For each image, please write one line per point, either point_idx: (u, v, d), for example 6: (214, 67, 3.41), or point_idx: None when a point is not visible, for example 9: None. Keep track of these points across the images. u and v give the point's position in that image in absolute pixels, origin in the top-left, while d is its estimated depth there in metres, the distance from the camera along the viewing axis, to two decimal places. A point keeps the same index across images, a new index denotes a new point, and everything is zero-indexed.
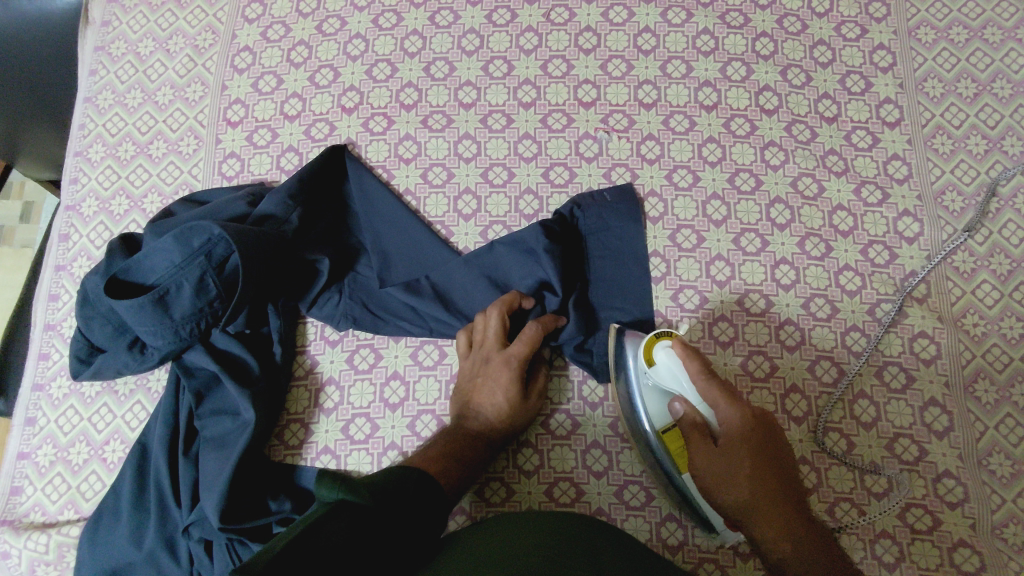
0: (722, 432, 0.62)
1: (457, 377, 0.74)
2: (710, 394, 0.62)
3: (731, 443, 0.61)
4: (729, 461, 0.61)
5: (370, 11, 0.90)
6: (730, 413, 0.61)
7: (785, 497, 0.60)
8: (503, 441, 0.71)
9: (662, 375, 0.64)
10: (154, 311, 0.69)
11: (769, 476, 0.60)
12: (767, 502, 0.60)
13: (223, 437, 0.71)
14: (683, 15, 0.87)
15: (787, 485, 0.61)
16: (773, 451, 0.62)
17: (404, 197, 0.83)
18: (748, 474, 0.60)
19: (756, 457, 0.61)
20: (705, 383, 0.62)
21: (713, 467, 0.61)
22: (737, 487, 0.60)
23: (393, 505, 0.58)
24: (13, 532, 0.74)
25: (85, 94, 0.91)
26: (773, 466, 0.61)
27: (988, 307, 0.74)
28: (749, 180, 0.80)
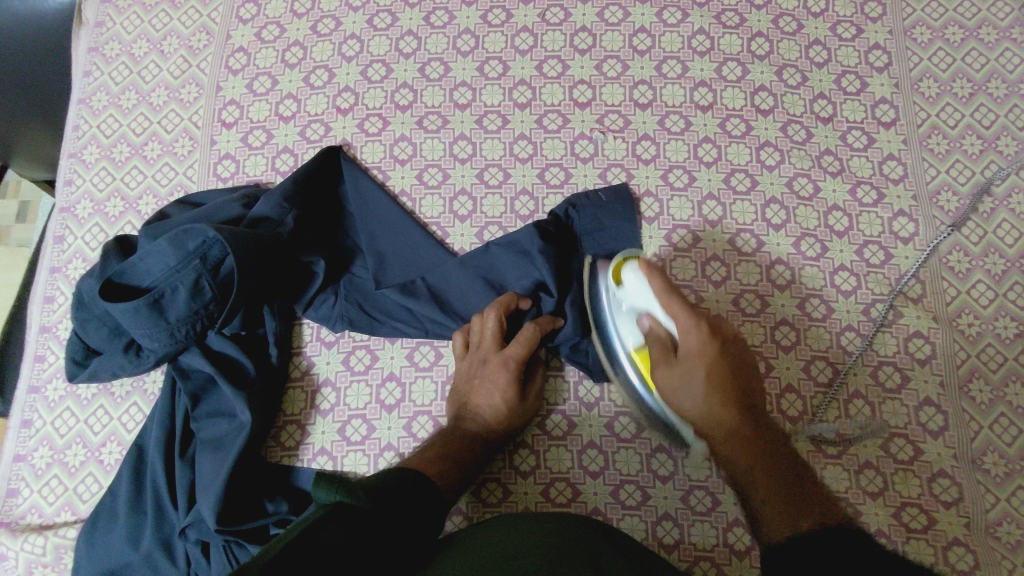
0: (683, 346, 0.65)
1: (454, 379, 0.74)
2: (672, 310, 0.65)
3: (690, 354, 0.64)
4: (688, 372, 0.64)
5: (365, 11, 0.90)
6: (690, 326, 0.64)
7: (740, 405, 0.63)
8: (500, 443, 0.71)
9: (630, 293, 0.68)
10: (149, 314, 0.69)
11: (727, 386, 0.64)
12: (723, 408, 0.63)
13: (219, 439, 0.71)
14: (678, 15, 0.87)
15: (744, 393, 0.64)
16: (731, 363, 0.65)
17: (400, 198, 0.83)
18: (704, 378, 0.63)
19: (715, 365, 0.64)
20: (667, 297, 0.65)
21: (674, 378, 0.64)
22: (694, 396, 0.64)
23: (391, 508, 0.59)
24: (10, 534, 0.74)
25: (79, 95, 0.91)
26: (731, 376, 0.64)
27: (983, 307, 0.74)
28: (745, 180, 0.80)
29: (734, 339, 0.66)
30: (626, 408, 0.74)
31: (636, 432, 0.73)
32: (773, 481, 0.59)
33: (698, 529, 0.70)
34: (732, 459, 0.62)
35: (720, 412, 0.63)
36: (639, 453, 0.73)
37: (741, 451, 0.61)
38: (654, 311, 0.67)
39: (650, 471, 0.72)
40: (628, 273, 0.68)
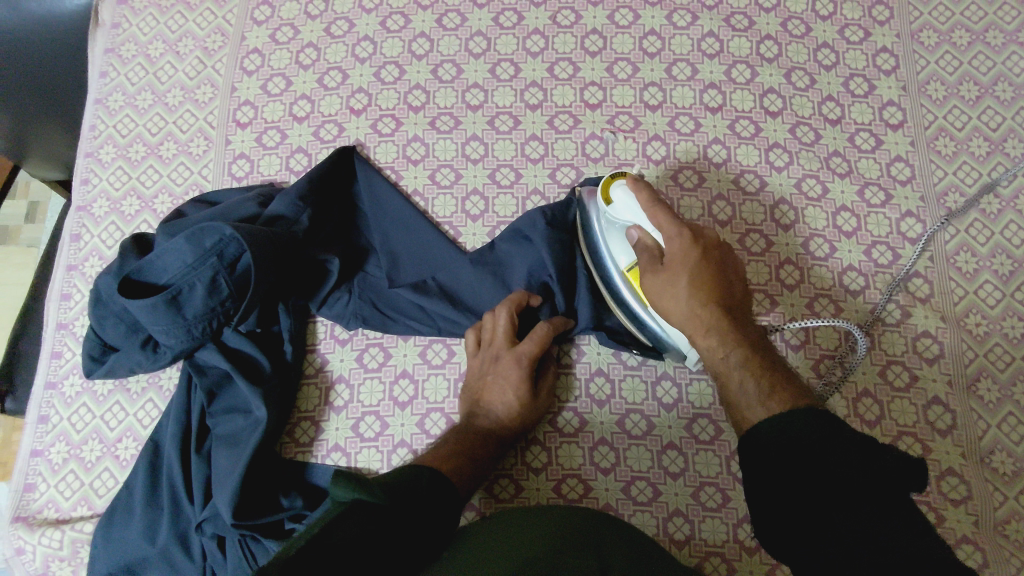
0: (668, 255, 0.65)
1: (467, 375, 0.75)
2: (657, 219, 0.66)
3: (676, 261, 0.64)
4: (672, 279, 0.64)
5: (378, 13, 0.91)
6: (673, 235, 0.65)
7: (726, 307, 0.63)
8: (513, 439, 0.72)
9: (619, 210, 0.70)
10: (167, 311, 0.70)
11: (712, 288, 0.64)
12: (708, 311, 0.63)
13: (235, 435, 0.72)
14: (688, 18, 0.88)
15: (730, 297, 0.64)
16: (717, 269, 0.65)
17: (413, 198, 0.84)
18: (688, 281, 0.64)
19: (699, 269, 0.64)
20: (652, 209, 0.66)
21: (661, 285, 0.65)
22: (678, 300, 0.64)
23: (409, 504, 0.59)
24: (28, 528, 0.75)
25: (95, 95, 0.92)
26: (718, 280, 0.64)
27: (991, 307, 0.75)
28: (754, 181, 0.81)
29: (721, 247, 0.67)
30: (637, 405, 0.75)
31: (647, 429, 0.74)
32: (750, 376, 0.59)
33: (709, 525, 0.71)
34: (716, 357, 0.62)
35: (706, 314, 0.63)
36: (649, 450, 0.73)
37: (724, 349, 0.62)
38: (642, 223, 0.68)
39: (661, 468, 0.73)
40: (617, 192, 0.70)
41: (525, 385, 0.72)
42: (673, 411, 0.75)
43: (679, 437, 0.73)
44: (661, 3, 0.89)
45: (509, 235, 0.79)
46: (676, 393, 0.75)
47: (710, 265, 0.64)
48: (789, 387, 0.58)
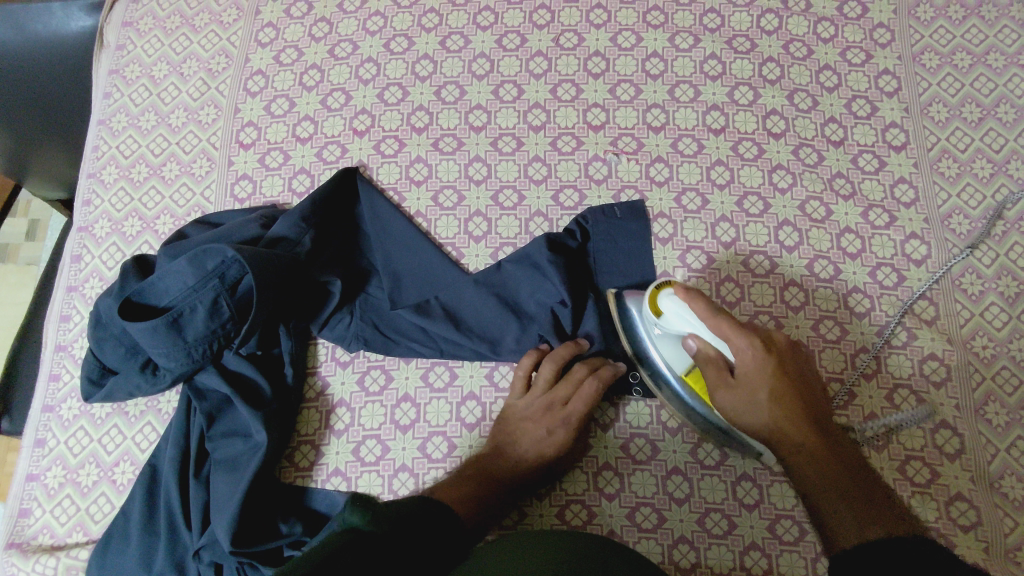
0: (740, 368, 0.63)
1: (507, 414, 0.74)
2: (723, 333, 0.62)
3: (750, 377, 0.62)
4: (749, 395, 0.63)
5: (382, 35, 0.92)
6: (745, 348, 0.62)
7: (809, 421, 0.62)
8: (536, 487, 0.71)
9: (672, 321, 0.66)
10: (167, 333, 0.69)
11: (793, 402, 0.62)
12: (794, 428, 0.61)
13: (235, 459, 0.71)
14: (690, 40, 0.88)
15: (810, 406, 0.63)
16: (793, 377, 0.63)
17: (415, 219, 0.83)
18: (769, 397, 0.62)
19: (777, 383, 0.62)
20: (715, 321, 0.62)
21: (736, 402, 0.63)
22: (759, 415, 0.62)
23: (409, 531, 0.57)
24: (22, 554, 0.74)
25: (99, 116, 0.92)
26: (796, 392, 0.63)
27: (997, 329, 0.75)
28: (758, 203, 0.81)
29: (792, 351, 0.65)
30: (641, 430, 0.74)
31: (651, 454, 0.73)
32: (841, 496, 0.59)
33: (714, 552, 0.69)
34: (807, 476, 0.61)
35: (791, 432, 0.61)
36: (654, 475, 0.72)
37: (811, 465, 0.60)
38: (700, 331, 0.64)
39: (665, 493, 0.72)
40: (666, 303, 0.66)
41: (566, 444, 0.71)
42: (678, 435, 0.74)
43: (684, 462, 0.72)
44: (663, 26, 0.89)
45: (514, 257, 0.78)
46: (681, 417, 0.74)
47: (786, 377, 0.62)
48: (884, 506, 0.58)
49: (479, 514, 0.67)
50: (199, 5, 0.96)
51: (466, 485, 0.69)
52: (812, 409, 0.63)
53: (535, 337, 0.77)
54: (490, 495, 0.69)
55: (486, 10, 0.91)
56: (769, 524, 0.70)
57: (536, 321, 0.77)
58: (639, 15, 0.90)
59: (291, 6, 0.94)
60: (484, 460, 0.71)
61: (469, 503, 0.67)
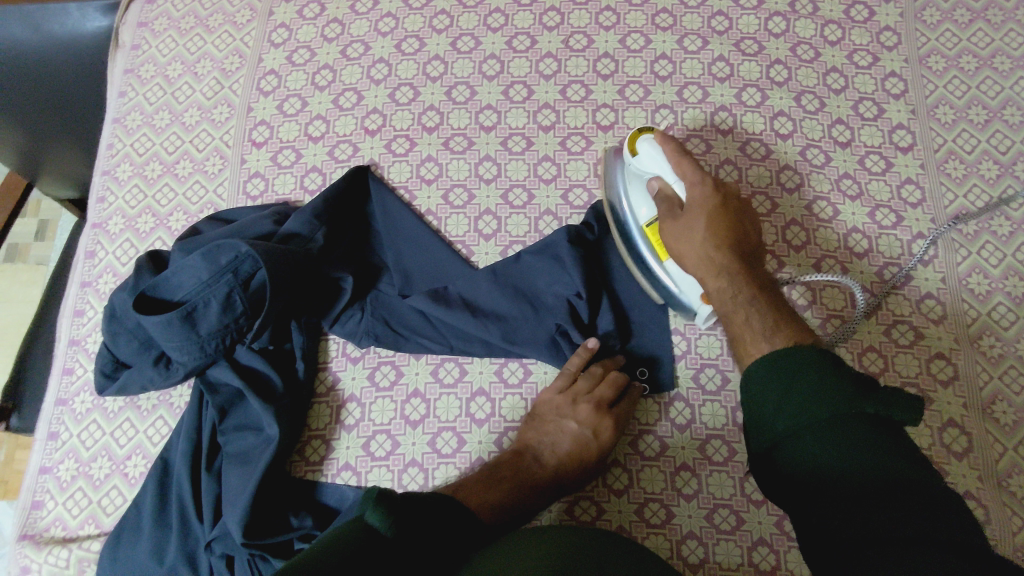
0: (689, 201, 0.68)
1: (546, 414, 0.74)
2: (681, 169, 0.69)
3: (696, 206, 0.67)
4: (690, 221, 0.67)
5: (394, 36, 0.93)
6: (697, 182, 0.68)
7: (738, 249, 0.65)
8: (569, 491, 0.71)
9: (646, 162, 0.72)
10: (181, 327, 0.70)
11: (727, 231, 0.66)
12: (724, 252, 0.65)
13: (247, 452, 0.72)
14: (699, 42, 0.89)
15: (745, 241, 0.66)
16: (734, 215, 0.67)
17: (426, 217, 0.84)
18: (706, 223, 0.66)
19: (717, 211, 0.66)
20: (679, 159, 0.69)
21: (678, 228, 0.67)
22: (694, 240, 0.66)
23: (430, 531, 0.56)
24: (34, 546, 0.74)
25: (113, 115, 0.94)
26: (732, 222, 0.67)
27: (1004, 328, 0.75)
28: (766, 203, 0.82)
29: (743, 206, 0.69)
30: (650, 426, 0.75)
31: (660, 450, 0.74)
32: (758, 316, 0.61)
33: (723, 548, 0.70)
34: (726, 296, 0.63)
35: (720, 256, 0.65)
36: (663, 471, 0.73)
37: (732, 285, 0.63)
38: (665, 175, 0.71)
39: (674, 489, 0.72)
40: (644, 144, 0.72)
41: (608, 447, 0.72)
42: (686, 431, 0.74)
43: (692, 458, 0.73)
44: (672, 28, 0.90)
45: (534, 248, 0.79)
46: (689, 414, 0.75)
47: (728, 211, 0.67)
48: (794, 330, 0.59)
49: (509, 517, 0.67)
50: (212, 6, 0.97)
51: (498, 489, 0.68)
52: (744, 241, 0.66)
53: (545, 333, 0.77)
54: (524, 497, 0.69)
55: (497, 12, 0.93)
56: (776, 520, 0.70)
57: (544, 318, 0.77)
58: (648, 17, 0.91)
59: (303, 7, 0.96)
60: (519, 460, 0.71)
61: (498, 505, 0.67)
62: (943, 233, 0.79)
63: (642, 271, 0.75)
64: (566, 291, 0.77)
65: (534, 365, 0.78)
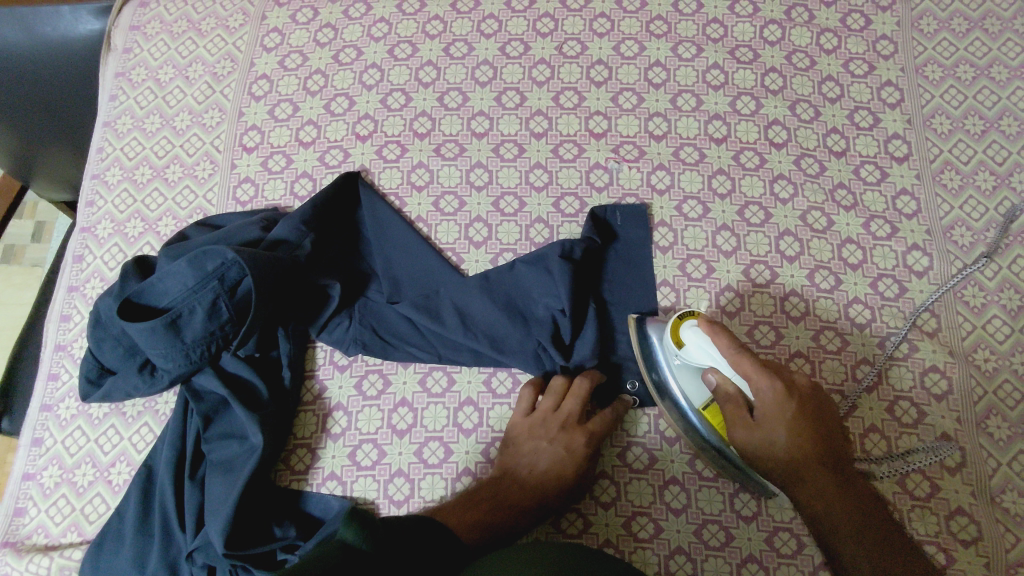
0: (760, 407, 0.64)
1: (517, 435, 0.73)
2: (744, 371, 0.63)
3: (770, 417, 0.64)
4: (766, 432, 0.64)
5: (387, 42, 0.92)
6: (764, 387, 0.63)
7: (823, 456, 0.63)
8: (553, 510, 0.70)
9: (693, 353, 0.67)
10: (165, 334, 0.70)
11: (810, 438, 0.63)
12: (811, 463, 0.63)
13: (231, 461, 0.71)
14: (693, 50, 0.89)
15: (826, 440, 0.64)
16: (811, 411, 0.64)
17: (416, 224, 0.84)
18: (786, 435, 0.63)
19: (795, 421, 0.63)
20: (738, 358, 0.63)
21: (756, 440, 0.64)
22: (776, 450, 0.64)
23: (398, 544, 0.58)
24: (15, 554, 0.74)
25: (104, 119, 0.93)
26: (812, 426, 0.64)
27: (999, 342, 0.74)
28: (759, 213, 0.81)
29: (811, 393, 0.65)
30: (639, 438, 0.74)
31: (649, 463, 0.73)
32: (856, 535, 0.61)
33: (711, 563, 0.69)
34: (824, 516, 0.62)
35: (806, 469, 0.63)
36: (651, 484, 0.72)
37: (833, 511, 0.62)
38: (719, 365, 0.65)
39: (663, 503, 0.71)
40: (689, 333, 0.67)
41: (585, 463, 0.70)
42: (676, 444, 0.73)
43: (681, 472, 0.72)
44: (666, 36, 0.90)
45: (528, 258, 0.78)
46: None
47: (806, 414, 0.64)
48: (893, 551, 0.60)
49: (491, 538, 0.67)
50: (205, 10, 0.97)
51: (476, 511, 0.68)
52: (827, 441, 0.64)
53: (533, 341, 0.76)
54: (504, 518, 0.68)
55: (490, 18, 0.92)
56: (766, 536, 0.69)
57: (533, 327, 0.76)
58: (643, 24, 0.90)
59: (296, 12, 0.95)
60: (495, 483, 0.70)
61: (478, 526, 0.67)
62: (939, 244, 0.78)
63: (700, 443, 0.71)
64: (554, 305, 0.76)
65: (522, 375, 0.77)
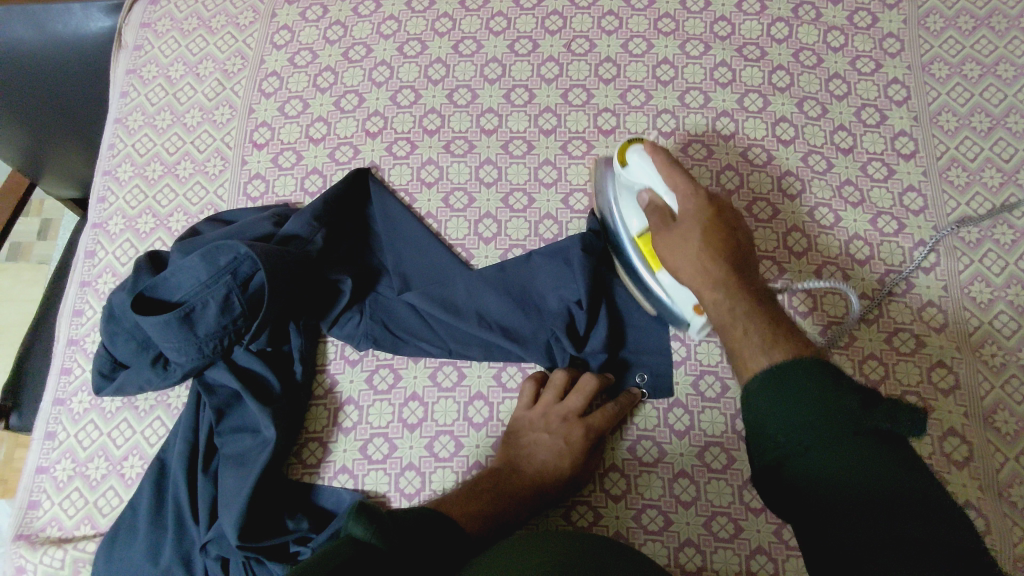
0: (682, 214, 0.67)
1: (518, 427, 0.73)
2: (672, 180, 0.69)
3: (688, 218, 0.66)
4: (683, 232, 0.66)
5: (396, 39, 0.93)
6: (686, 191, 0.68)
7: (735, 262, 0.64)
8: (555, 501, 0.71)
9: (636, 174, 0.72)
10: (179, 328, 0.70)
11: (722, 244, 0.64)
12: (721, 263, 0.64)
13: (243, 454, 0.72)
14: (701, 47, 0.89)
15: (738, 253, 0.65)
16: (728, 226, 0.66)
17: (426, 220, 0.84)
18: (700, 234, 0.65)
19: (711, 223, 0.65)
20: (669, 171, 0.69)
21: (672, 241, 0.66)
22: (688, 248, 0.65)
23: (413, 543, 0.58)
24: (30, 546, 0.74)
25: (115, 115, 0.94)
26: (727, 235, 0.65)
27: (1006, 337, 0.75)
28: (767, 209, 0.81)
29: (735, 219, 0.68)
30: (648, 431, 0.74)
31: (658, 457, 0.73)
32: (756, 326, 0.59)
33: (721, 556, 0.69)
34: (728, 312, 0.61)
35: (713, 264, 0.63)
36: (661, 478, 0.72)
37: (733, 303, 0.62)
38: (655, 186, 0.71)
39: (672, 496, 0.71)
40: (634, 156, 0.72)
41: (584, 455, 0.71)
42: (685, 438, 0.74)
43: (691, 465, 0.72)
44: (674, 33, 0.90)
45: (546, 249, 0.79)
46: (688, 420, 0.74)
47: (722, 224, 0.66)
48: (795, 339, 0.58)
49: (494, 529, 0.67)
50: (215, 7, 0.97)
51: (477, 501, 0.68)
52: (740, 258, 0.65)
53: (544, 337, 0.77)
54: (507, 509, 0.69)
55: (499, 16, 0.93)
56: (775, 529, 0.70)
57: (547, 318, 0.77)
58: (651, 22, 0.91)
59: (306, 10, 0.96)
60: (498, 473, 0.71)
61: (480, 516, 0.67)
62: (946, 240, 0.78)
63: (637, 280, 0.75)
64: (569, 296, 0.76)
65: (531, 369, 0.78)
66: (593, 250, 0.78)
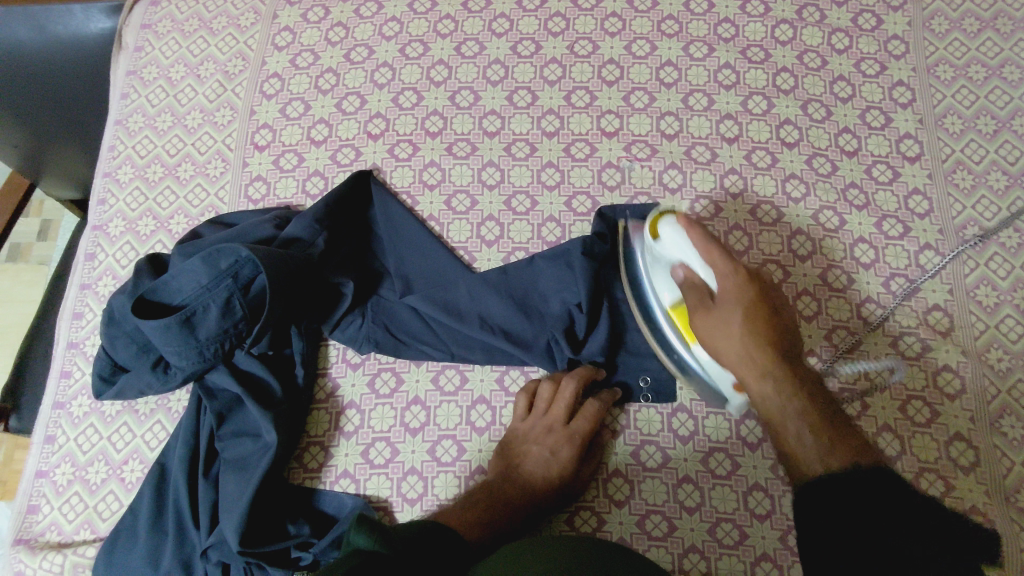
0: (720, 291, 0.65)
1: (511, 439, 0.73)
2: (712, 261, 0.65)
3: (730, 298, 0.64)
4: (734, 326, 0.62)
5: (398, 41, 0.92)
6: (729, 273, 0.65)
7: (781, 351, 0.61)
8: (551, 509, 0.70)
9: (665, 246, 0.69)
10: (180, 332, 0.69)
11: (764, 324, 0.62)
12: (765, 348, 0.61)
13: (245, 459, 0.71)
14: (705, 49, 0.89)
15: (784, 339, 0.62)
16: (770, 306, 0.64)
17: (428, 223, 0.84)
18: (742, 317, 0.62)
19: (752, 301, 0.63)
20: (706, 248, 0.66)
21: (713, 323, 0.64)
22: (731, 337, 0.62)
23: (418, 554, 0.57)
24: (29, 552, 0.74)
25: (116, 116, 0.93)
26: (770, 318, 0.63)
27: (1012, 341, 0.74)
28: (771, 212, 0.81)
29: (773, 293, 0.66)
30: (651, 436, 0.74)
31: (662, 462, 0.73)
32: (809, 430, 0.56)
33: (725, 562, 0.69)
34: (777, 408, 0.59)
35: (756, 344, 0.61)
36: (664, 483, 0.72)
37: (786, 406, 0.58)
38: (690, 261, 0.67)
39: (676, 501, 0.71)
40: (665, 228, 0.69)
41: (575, 463, 0.71)
42: (689, 443, 0.73)
43: (695, 470, 0.72)
44: (678, 35, 0.90)
45: (548, 253, 0.78)
46: (692, 425, 0.74)
47: (763, 306, 0.63)
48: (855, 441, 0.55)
49: (493, 538, 0.67)
50: (216, 8, 0.97)
51: (475, 509, 0.68)
52: (783, 339, 0.62)
53: (544, 342, 0.76)
54: (504, 518, 0.69)
55: (502, 17, 0.92)
56: (780, 535, 0.69)
57: (548, 322, 0.76)
58: (654, 24, 0.90)
59: (307, 11, 0.95)
60: (493, 485, 0.71)
61: (480, 524, 0.67)
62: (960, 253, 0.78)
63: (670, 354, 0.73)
64: (571, 299, 0.76)
65: (535, 373, 0.77)
66: (597, 252, 0.77)
